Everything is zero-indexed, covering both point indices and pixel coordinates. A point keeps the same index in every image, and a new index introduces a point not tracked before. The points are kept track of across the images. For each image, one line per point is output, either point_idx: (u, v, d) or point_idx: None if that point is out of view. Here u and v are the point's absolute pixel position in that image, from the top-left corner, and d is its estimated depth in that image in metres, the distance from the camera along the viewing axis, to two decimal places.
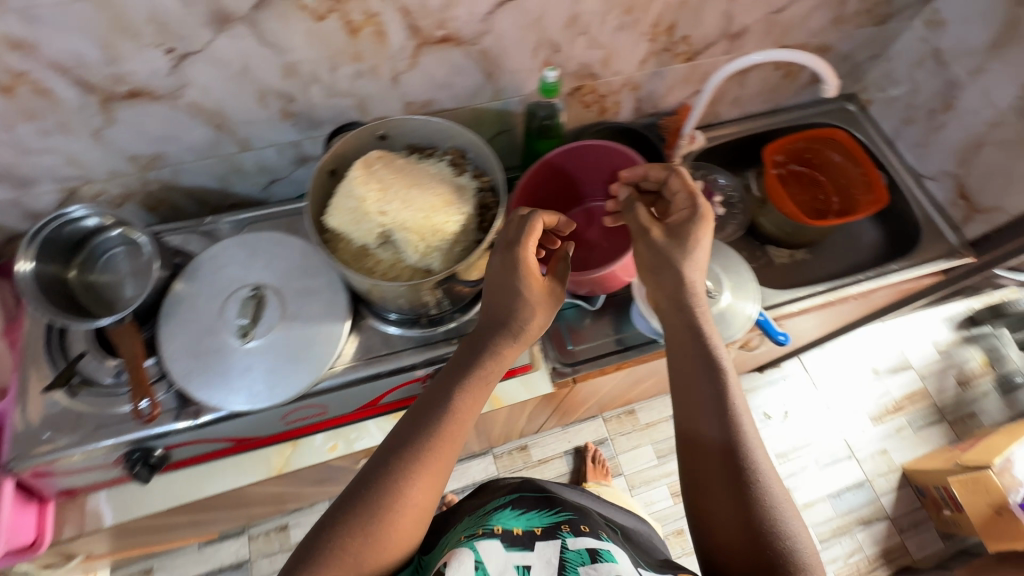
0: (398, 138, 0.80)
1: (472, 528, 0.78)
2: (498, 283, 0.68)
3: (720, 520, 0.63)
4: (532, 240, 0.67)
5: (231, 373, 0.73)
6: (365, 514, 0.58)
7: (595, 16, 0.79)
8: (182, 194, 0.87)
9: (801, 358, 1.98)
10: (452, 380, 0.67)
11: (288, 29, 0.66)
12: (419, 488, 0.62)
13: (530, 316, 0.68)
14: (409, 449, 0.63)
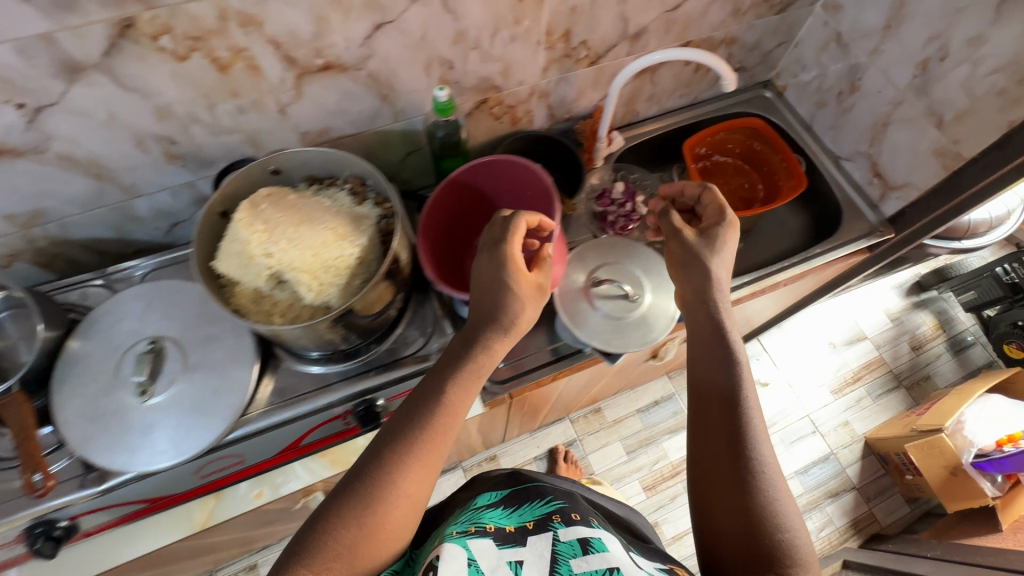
0: (294, 171, 0.78)
1: (461, 524, 0.73)
2: (489, 276, 0.68)
3: (725, 492, 0.64)
4: (518, 237, 0.68)
5: (133, 433, 0.69)
6: (360, 505, 0.57)
7: (482, 30, 0.77)
8: (77, 247, 0.83)
9: (760, 340, 1.99)
10: (447, 372, 0.66)
11: (149, 71, 0.63)
12: (413, 481, 0.60)
13: (519, 310, 0.67)
14: (404, 440, 0.61)
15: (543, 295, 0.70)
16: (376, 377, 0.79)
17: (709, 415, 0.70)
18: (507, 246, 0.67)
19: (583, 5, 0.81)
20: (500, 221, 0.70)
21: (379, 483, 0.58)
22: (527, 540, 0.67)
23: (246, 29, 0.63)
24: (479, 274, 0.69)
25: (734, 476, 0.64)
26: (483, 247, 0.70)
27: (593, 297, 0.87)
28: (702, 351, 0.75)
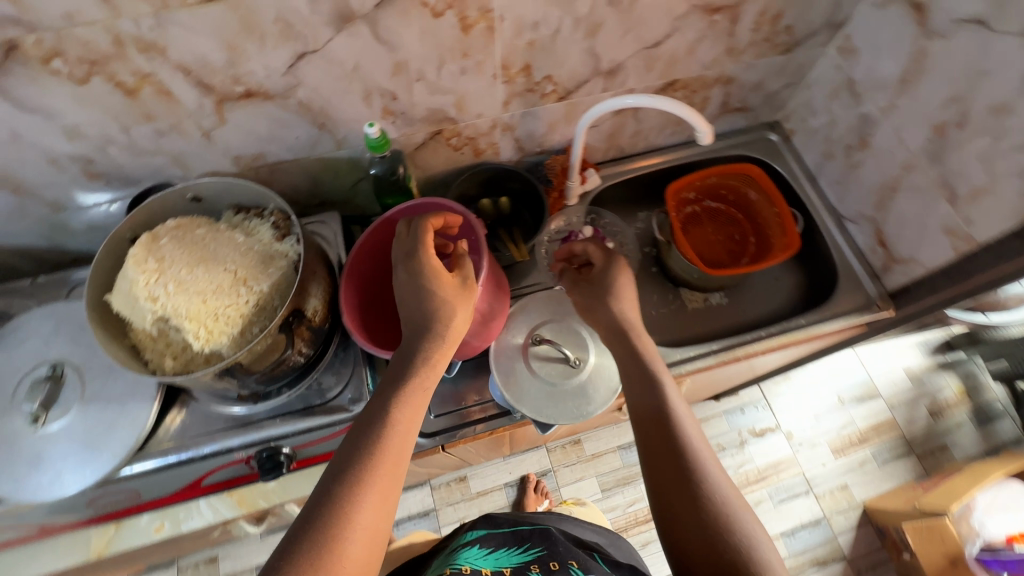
0: (217, 199, 0.74)
1: (438, 570, 0.71)
2: (410, 288, 0.64)
3: (695, 542, 0.52)
4: (428, 238, 0.65)
5: (18, 461, 0.67)
6: (313, 551, 0.48)
7: (424, 62, 0.71)
8: (9, 253, 0.82)
9: (761, 384, 1.66)
10: (391, 391, 0.60)
11: (47, 93, 0.59)
12: (368, 518, 0.52)
13: (449, 316, 0.63)
14: (351, 472, 0.54)
15: (473, 290, 0.67)
16: (280, 425, 0.74)
17: (656, 450, 0.60)
18: (421, 255, 0.64)
19: (542, 39, 0.73)
20: (405, 228, 0.68)
21: (335, 523, 0.50)
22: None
23: (148, 55, 0.59)
24: (400, 290, 0.66)
25: (696, 518, 0.54)
26: (396, 264, 0.67)
27: (531, 356, 0.81)
28: (629, 391, 0.66)
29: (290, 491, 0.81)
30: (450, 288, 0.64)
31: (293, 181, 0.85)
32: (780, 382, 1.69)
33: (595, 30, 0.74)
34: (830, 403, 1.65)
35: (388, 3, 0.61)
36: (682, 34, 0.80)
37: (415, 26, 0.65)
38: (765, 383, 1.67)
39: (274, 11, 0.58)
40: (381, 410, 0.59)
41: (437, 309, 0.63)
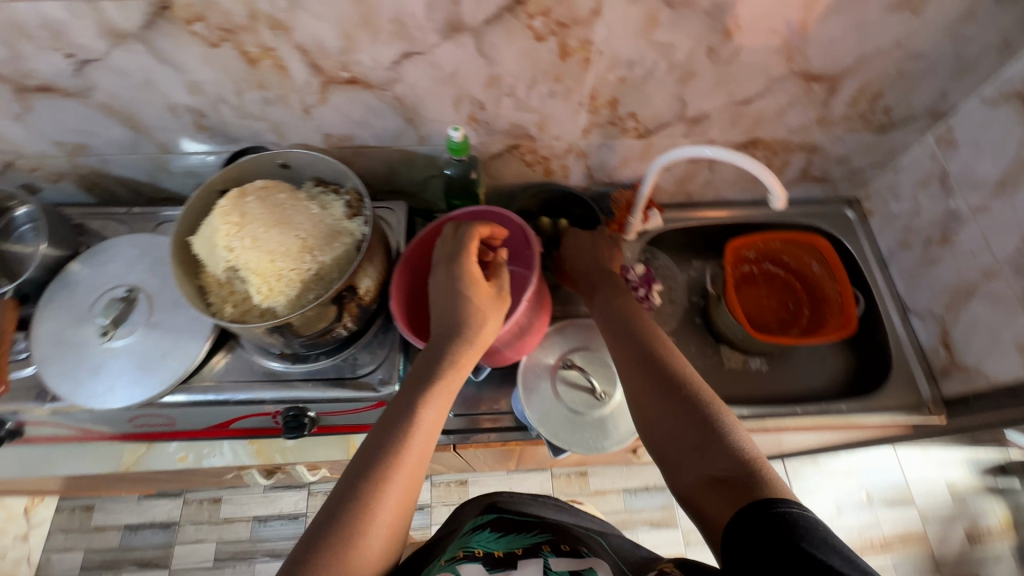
0: (302, 170, 0.79)
1: (450, 551, 0.72)
2: (445, 288, 0.69)
3: (681, 443, 0.59)
4: (471, 245, 0.71)
5: (84, 366, 0.74)
6: (340, 541, 0.53)
7: (517, 80, 0.74)
8: (114, 181, 0.91)
9: (785, 462, 1.58)
10: (416, 397, 0.64)
11: (183, 50, 0.66)
12: (389, 515, 0.57)
13: (482, 323, 0.68)
14: (374, 470, 0.58)
15: (507, 301, 0.72)
16: (310, 389, 0.78)
17: (635, 381, 0.67)
18: (463, 260, 0.70)
19: (633, 78, 0.75)
20: (451, 233, 0.74)
21: (358, 519, 0.54)
22: (518, 564, 0.70)
23: (275, 31, 0.65)
24: (436, 289, 0.71)
25: (684, 429, 0.60)
26: (437, 265, 0.72)
27: (558, 378, 0.81)
28: (611, 332, 0.74)
29: (306, 454, 0.85)
30: (484, 295, 0.70)
31: (371, 167, 0.90)
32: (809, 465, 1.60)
33: (687, 78, 0.75)
34: (856, 498, 1.55)
35: (497, 21, 0.65)
36: (774, 96, 0.80)
37: (516, 46, 0.69)
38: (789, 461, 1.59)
39: (392, 11, 0.63)
40: (406, 413, 0.63)
41: (472, 315, 0.67)
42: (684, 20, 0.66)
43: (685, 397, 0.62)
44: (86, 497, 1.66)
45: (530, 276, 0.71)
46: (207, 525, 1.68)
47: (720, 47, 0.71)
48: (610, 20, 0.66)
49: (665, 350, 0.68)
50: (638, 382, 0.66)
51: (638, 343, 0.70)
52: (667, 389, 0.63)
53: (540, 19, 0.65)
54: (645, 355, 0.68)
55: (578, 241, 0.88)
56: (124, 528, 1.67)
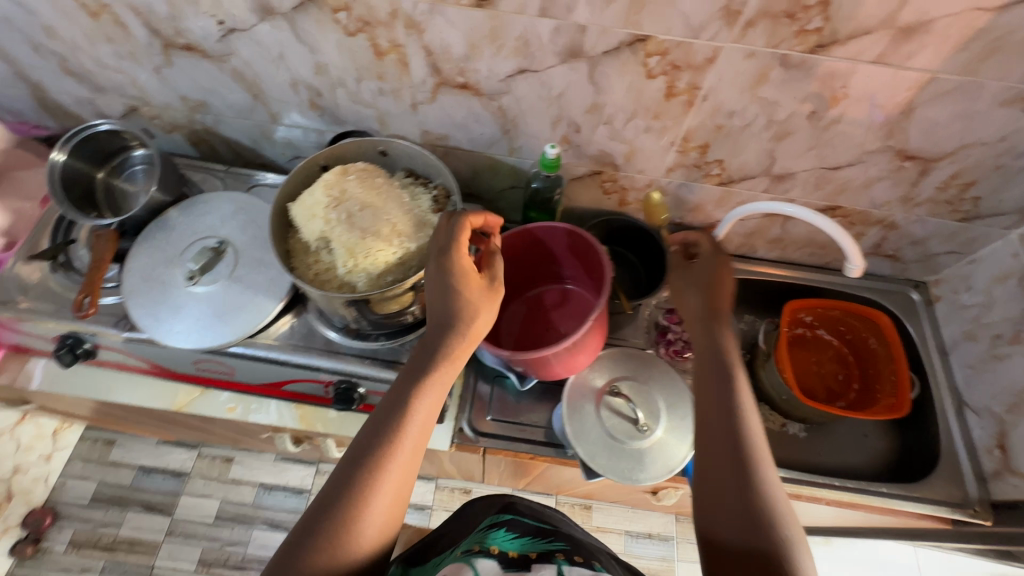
0: (398, 159, 0.84)
1: (467, 545, 0.77)
2: (437, 284, 0.67)
3: (733, 514, 0.57)
4: (463, 238, 0.67)
5: (166, 304, 0.79)
6: (336, 527, 0.57)
7: (618, 110, 0.77)
8: (220, 141, 0.97)
9: None
10: (411, 390, 0.65)
11: (321, 34, 0.72)
12: (383, 509, 0.60)
13: (474, 316, 0.67)
14: (367, 460, 0.60)
15: (499, 292, 0.69)
16: (367, 365, 0.81)
17: (708, 424, 0.64)
18: (453, 253, 0.67)
19: (730, 127, 0.77)
20: (444, 221, 0.70)
21: (352, 507, 0.58)
22: (532, 568, 0.73)
23: (409, 31, 0.69)
24: (428, 282, 0.68)
25: (738, 493, 0.58)
26: (428, 257, 0.69)
27: (602, 403, 0.82)
28: (698, 364, 0.70)
29: (345, 428, 0.87)
30: (474, 288, 0.67)
31: (457, 168, 0.95)
32: (821, 547, 1.55)
33: (782, 136, 0.77)
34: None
35: (614, 54, 0.68)
36: (864, 167, 0.81)
37: (627, 79, 0.72)
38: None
39: (520, 30, 0.67)
40: (401, 403, 0.64)
41: (460, 311, 0.66)
42: (794, 81, 0.68)
43: (754, 475, 0.59)
44: (110, 431, 1.72)
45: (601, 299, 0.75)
46: (216, 481, 1.72)
47: (822, 112, 0.72)
48: (722, 70, 0.68)
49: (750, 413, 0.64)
50: (711, 436, 0.63)
51: (725, 388, 0.66)
52: (737, 456, 0.61)
53: (656, 58, 0.68)
54: (726, 411, 0.64)
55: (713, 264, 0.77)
56: (139, 468, 1.73)
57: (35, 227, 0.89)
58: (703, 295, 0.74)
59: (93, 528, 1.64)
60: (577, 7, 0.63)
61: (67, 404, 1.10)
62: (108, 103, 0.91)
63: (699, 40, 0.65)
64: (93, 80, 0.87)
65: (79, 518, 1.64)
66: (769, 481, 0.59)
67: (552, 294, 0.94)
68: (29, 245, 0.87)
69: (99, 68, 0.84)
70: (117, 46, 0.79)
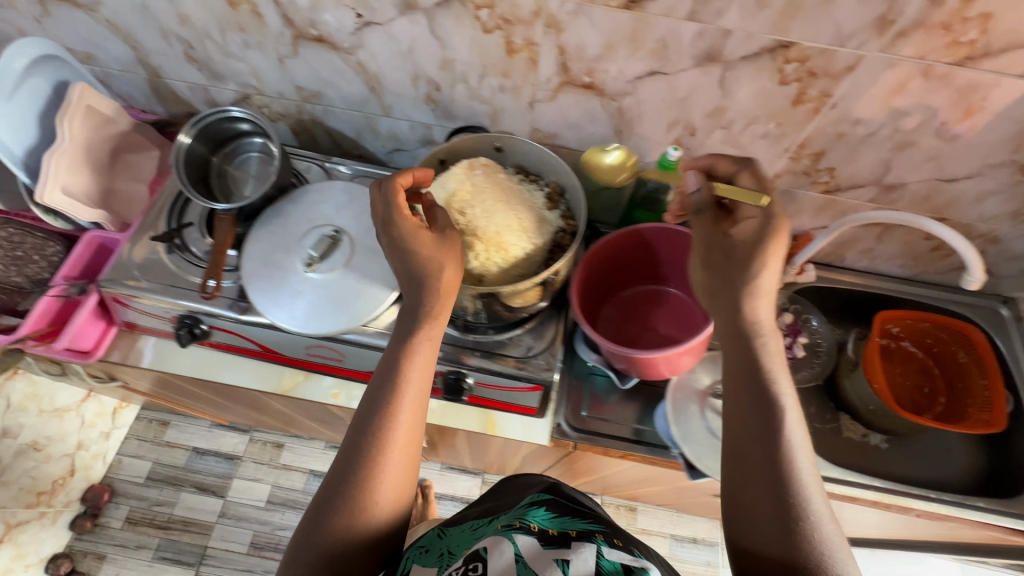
0: (511, 156, 0.84)
1: (506, 520, 0.65)
2: (393, 250, 0.69)
3: (762, 509, 0.55)
4: (395, 203, 0.68)
5: (285, 289, 0.80)
6: (352, 491, 0.62)
7: (740, 115, 0.78)
8: (323, 131, 0.99)
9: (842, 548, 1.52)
10: (402, 355, 0.69)
11: (458, 30, 0.73)
12: (396, 470, 0.64)
13: (439, 272, 0.67)
14: (370, 428, 0.65)
15: (450, 243, 0.68)
16: (478, 358, 0.83)
17: (738, 421, 0.61)
18: (393, 220, 0.68)
19: (852, 135, 0.77)
20: (376, 192, 0.71)
21: (360, 475, 0.63)
22: (573, 545, 0.58)
23: (548, 30, 0.70)
24: (389, 255, 0.71)
25: (767, 493, 0.56)
26: (377, 230, 0.71)
27: (706, 405, 0.83)
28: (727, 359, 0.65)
29: (447, 420, 0.89)
30: (427, 248, 0.68)
31: None
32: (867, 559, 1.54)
33: (904, 146, 0.77)
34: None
35: (753, 59, 0.69)
36: (980, 180, 0.81)
37: (759, 84, 0.72)
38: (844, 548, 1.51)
39: (663, 32, 0.68)
40: (393, 371, 0.68)
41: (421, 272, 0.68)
42: (932, 91, 0.69)
43: (785, 470, 0.56)
44: (165, 411, 1.73)
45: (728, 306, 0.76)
46: (266, 467, 1.69)
47: (953, 124, 0.72)
48: (860, 78, 0.69)
49: (785, 400, 0.60)
50: (739, 431, 0.60)
51: (757, 385, 0.61)
52: (765, 450, 0.58)
53: (795, 65, 0.69)
54: (755, 400, 0.60)
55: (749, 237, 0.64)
56: (191, 450, 1.70)
57: (152, 208, 0.91)
58: (731, 286, 0.64)
59: (149, 506, 1.61)
60: (727, 12, 0.64)
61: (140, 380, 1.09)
62: (221, 90, 0.93)
63: (845, 48, 0.65)
64: (213, 67, 0.88)
65: (133, 495, 1.62)
66: (804, 473, 0.56)
67: (647, 295, 0.95)
68: (145, 225, 0.90)
69: (222, 56, 0.86)
70: (247, 35, 0.80)
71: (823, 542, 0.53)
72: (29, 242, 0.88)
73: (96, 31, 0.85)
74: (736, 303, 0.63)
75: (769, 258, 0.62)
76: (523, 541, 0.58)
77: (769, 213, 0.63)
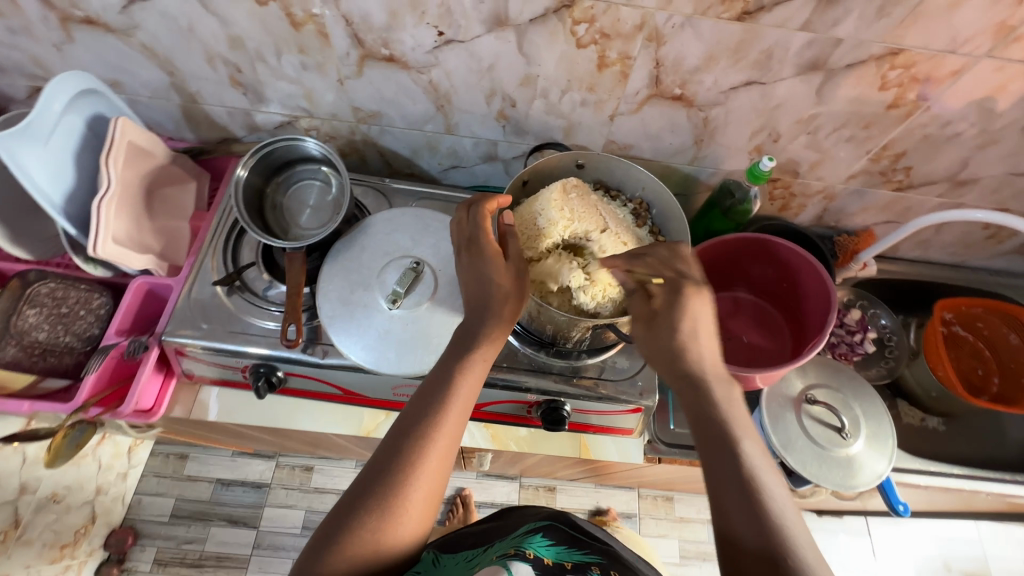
0: (592, 172, 0.80)
1: (501, 550, 0.63)
2: (472, 272, 0.68)
3: (738, 517, 0.50)
4: (487, 228, 0.68)
5: (370, 329, 0.75)
6: (382, 500, 0.57)
7: (829, 120, 0.76)
8: (375, 151, 0.93)
9: (868, 516, 1.49)
10: (455, 366, 0.66)
11: (548, 45, 0.69)
12: (425, 488, 0.59)
13: (506, 295, 0.67)
14: (414, 434, 0.61)
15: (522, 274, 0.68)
16: (573, 385, 0.80)
17: (702, 434, 0.56)
18: (482, 240, 0.68)
19: (938, 136, 0.77)
20: (463, 212, 0.71)
21: (391, 486, 0.57)
22: None
23: (647, 44, 0.67)
24: (464, 275, 0.70)
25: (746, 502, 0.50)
26: (459, 250, 0.71)
27: (803, 412, 0.83)
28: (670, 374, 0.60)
29: (537, 446, 0.88)
30: (503, 278, 0.67)
31: None
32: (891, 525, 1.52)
33: (986, 145, 0.78)
34: (933, 565, 1.45)
35: (857, 67, 0.67)
36: None
37: (857, 91, 0.71)
38: (872, 517, 1.50)
39: (770, 43, 0.65)
40: (445, 382, 0.64)
41: (491, 295, 0.67)
42: None
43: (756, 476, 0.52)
44: (183, 443, 1.51)
45: (816, 351, 0.75)
46: (298, 493, 1.48)
47: None
48: (963, 81, 0.68)
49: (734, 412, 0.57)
50: (706, 438, 0.55)
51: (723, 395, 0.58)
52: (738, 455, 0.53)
53: (898, 71, 0.68)
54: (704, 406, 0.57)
55: (675, 309, 0.61)
56: (216, 483, 1.48)
57: (203, 246, 0.84)
58: (671, 357, 0.60)
59: (178, 546, 1.41)
60: (844, 21, 0.62)
61: (196, 429, 1.03)
62: (265, 113, 0.86)
63: (955, 53, 0.64)
64: (259, 91, 0.81)
65: (160, 535, 1.42)
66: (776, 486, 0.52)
67: (725, 302, 0.95)
68: (201, 266, 0.82)
69: (273, 79, 0.78)
70: (306, 56, 0.74)
71: (809, 554, 0.48)
72: (73, 295, 0.81)
73: (127, 56, 0.76)
74: (673, 369, 0.60)
75: (691, 326, 0.60)
76: (518, 570, 0.57)
77: (677, 283, 0.62)
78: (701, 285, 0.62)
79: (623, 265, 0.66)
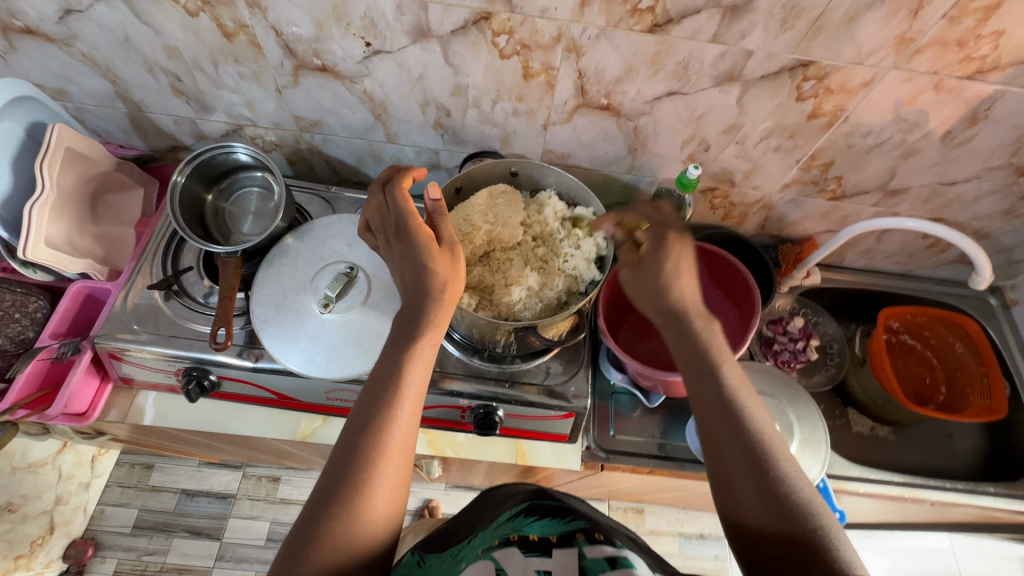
0: (526, 180, 0.81)
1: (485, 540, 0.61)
2: (405, 261, 0.65)
3: (753, 503, 0.53)
4: (413, 210, 0.65)
5: (301, 333, 0.75)
6: (343, 501, 0.56)
7: (754, 130, 0.78)
8: (321, 159, 0.94)
9: None
10: (400, 358, 0.64)
11: (473, 56, 0.71)
12: (388, 481, 0.59)
13: (442, 273, 0.63)
14: (368, 433, 0.60)
15: (459, 258, 0.66)
16: (506, 391, 0.80)
17: (712, 422, 0.59)
18: (410, 223, 0.64)
19: (862, 145, 0.79)
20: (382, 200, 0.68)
21: (353, 487, 0.57)
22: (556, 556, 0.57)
23: (567, 55, 0.69)
24: (399, 264, 0.66)
25: (761, 487, 0.53)
26: (388, 239, 0.67)
27: None
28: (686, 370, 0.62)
29: (475, 451, 0.88)
30: (440, 265, 0.64)
31: None
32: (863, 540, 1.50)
33: (910, 154, 0.80)
34: None
35: (772, 77, 0.69)
36: (979, 182, 0.84)
37: (775, 101, 0.73)
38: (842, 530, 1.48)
39: (684, 54, 0.67)
40: (393, 376, 0.63)
41: (431, 279, 0.64)
42: (941, 104, 0.71)
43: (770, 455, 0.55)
44: (149, 453, 1.48)
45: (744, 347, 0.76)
46: (263, 504, 1.45)
47: (958, 131, 0.75)
48: (874, 92, 0.70)
49: (754, 407, 0.59)
50: (723, 424, 0.58)
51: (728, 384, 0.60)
52: (756, 442, 0.56)
53: (811, 83, 0.70)
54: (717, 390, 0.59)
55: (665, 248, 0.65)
56: (180, 493, 1.45)
57: (144, 251, 0.85)
58: (656, 293, 0.64)
59: (138, 557, 1.36)
60: (751, 33, 0.64)
61: (146, 435, 1.02)
62: (210, 122, 0.88)
63: (862, 65, 0.66)
64: (202, 100, 0.83)
65: (121, 547, 1.37)
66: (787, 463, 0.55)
67: None
68: (138, 271, 0.83)
69: (212, 88, 0.80)
70: (243, 66, 0.76)
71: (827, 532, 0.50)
72: (8, 298, 0.83)
73: (69, 66, 0.78)
74: (658, 305, 0.64)
75: (673, 265, 0.64)
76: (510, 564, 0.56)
77: (661, 230, 0.66)
78: (684, 235, 0.66)
79: (613, 218, 0.70)
